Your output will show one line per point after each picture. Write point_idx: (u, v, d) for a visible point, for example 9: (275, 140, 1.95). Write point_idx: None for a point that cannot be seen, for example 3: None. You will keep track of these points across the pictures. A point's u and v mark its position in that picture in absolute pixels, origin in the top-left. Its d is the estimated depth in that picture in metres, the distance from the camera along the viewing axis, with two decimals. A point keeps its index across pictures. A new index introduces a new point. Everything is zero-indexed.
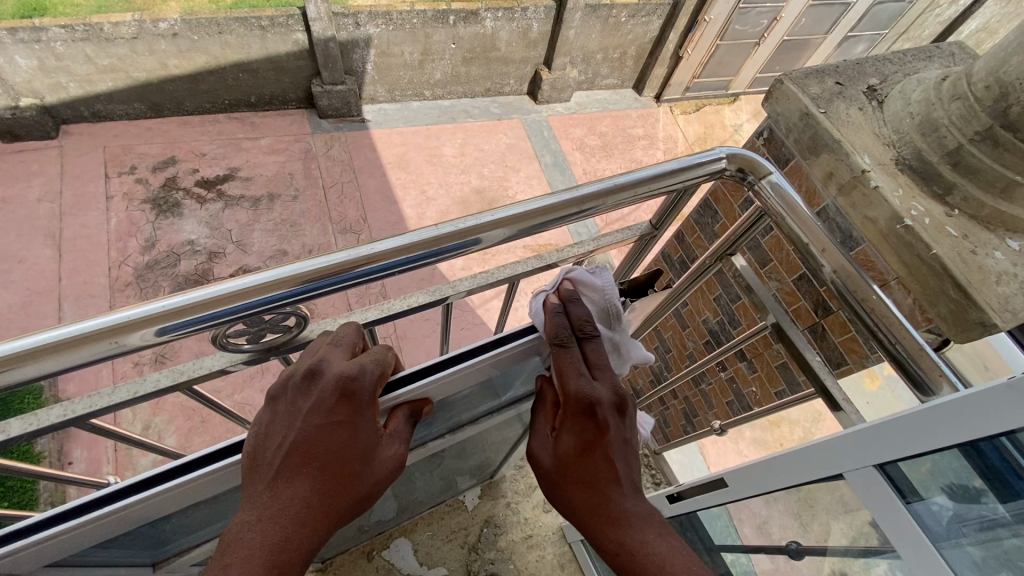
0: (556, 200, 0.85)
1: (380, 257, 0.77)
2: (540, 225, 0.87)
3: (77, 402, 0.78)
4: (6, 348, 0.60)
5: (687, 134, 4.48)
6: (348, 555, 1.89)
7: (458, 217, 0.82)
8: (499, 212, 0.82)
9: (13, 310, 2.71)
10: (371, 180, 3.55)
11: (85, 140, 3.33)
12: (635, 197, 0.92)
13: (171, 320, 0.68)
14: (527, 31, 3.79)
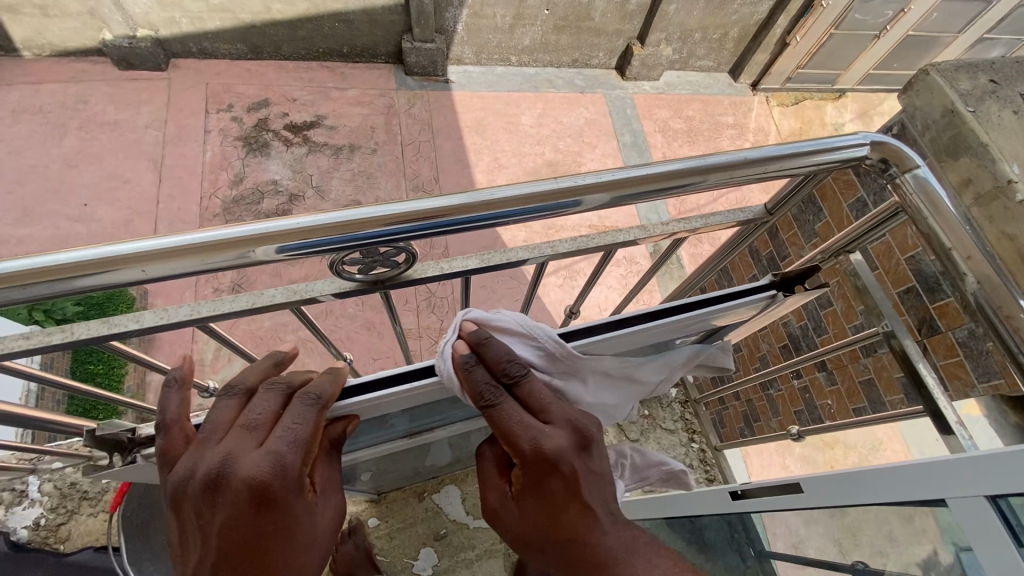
0: (676, 169, 0.83)
1: (496, 205, 0.80)
2: (652, 193, 0.85)
3: (201, 305, 0.91)
4: (154, 244, 0.70)
5: (781, 128, 4.17)
6: (402, 492, 1.94)
7: (576, 174, 0.82)
8: (615, 174, 0.82)
9: (118, 224, 3.00)
10: (447, 142, 3.58)
11: (191, 74, 3.55)
12: (759, 176, 0.88)
13: (287, 241, 0.75)
14: (624, 2, 3.62)
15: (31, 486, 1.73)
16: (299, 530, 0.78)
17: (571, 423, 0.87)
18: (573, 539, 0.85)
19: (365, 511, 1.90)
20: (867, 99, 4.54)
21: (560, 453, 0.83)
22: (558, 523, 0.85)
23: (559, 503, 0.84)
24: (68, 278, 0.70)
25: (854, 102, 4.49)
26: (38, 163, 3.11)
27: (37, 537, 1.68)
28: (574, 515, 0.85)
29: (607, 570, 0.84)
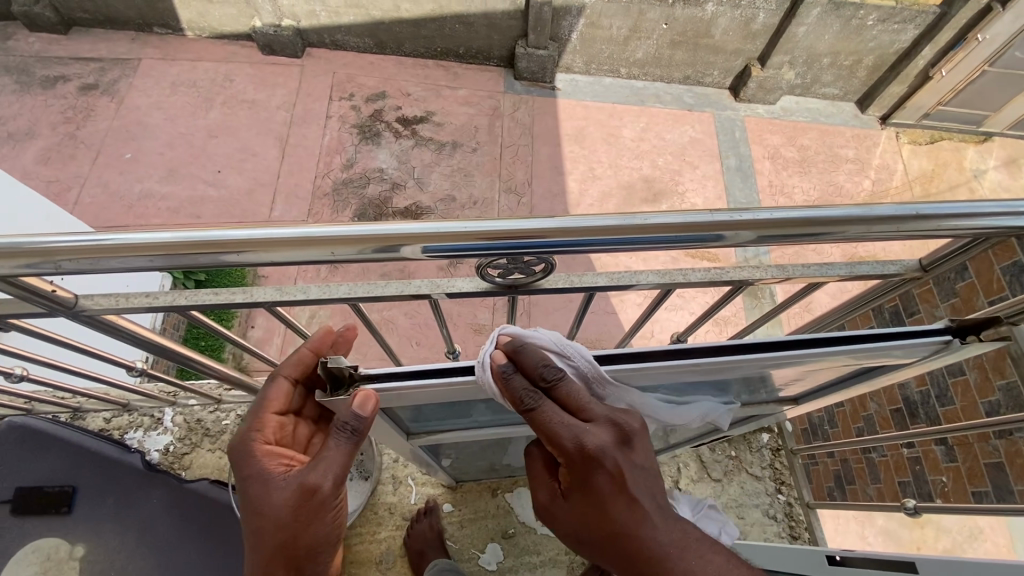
0: (839, 215, 0.76)
1: (645, 231, 0.76)
2: (803, 236, 0.79)
3: (358, 286, 0.94)
4: (307, 232, 0.72)
5: (910, 168, 3.77)
6: (475, 484, 1.87)
7: (732, 208, 0.77)
8: (772, 214, 0.76)
9: (243, 192, 3.34)
10: (545, 148, 3.62)
11: (322, 63, 3.87)
12: (928, 233, 0.79)
13: (433, 242, 0.75)
14: (750, 21, 3.46)
15: (166, 416, 1.81)
16: (255, 500, 0.95)
17: (609, 423, 0.87)
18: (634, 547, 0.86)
19: (440, 496, 1.84)
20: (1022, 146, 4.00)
21: (607, 460, 0.85)
22: (614, 524, 0.87)
23: (610, 509, 0.87)
24: (243, 251, 0.73)
25: (1004, 148, 3.98)
26: (186, 131, 3.54)
27: (165, 462, 1.73)
28: (627, 519, 0.87)
29: (661, 565, 0.86)
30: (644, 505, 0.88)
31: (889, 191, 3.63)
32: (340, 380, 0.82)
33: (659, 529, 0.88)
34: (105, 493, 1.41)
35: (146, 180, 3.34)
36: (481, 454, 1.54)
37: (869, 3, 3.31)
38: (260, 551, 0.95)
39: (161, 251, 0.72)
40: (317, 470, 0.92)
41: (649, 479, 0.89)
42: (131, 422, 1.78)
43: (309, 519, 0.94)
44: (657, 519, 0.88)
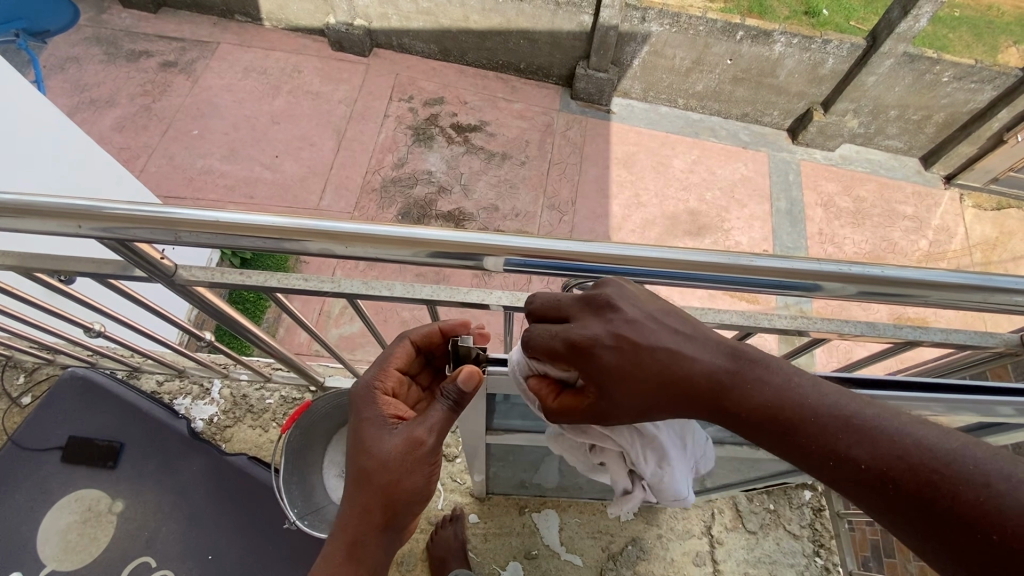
0: (955, 280, 0.73)
1: (743, 270, 0.75)
2: (912, 296, 0.76)
3: (440, 290, 0.92)
4: (393, 232, 0.73)
5: (972, 232, 3.61)
6: (505, 499, 1.83)
7: (834, 259, 0.74)
8: (883, 271, 0.73)
9: (296, 179, 3.46)
10: (593, 169, 3.62)
11: (386, 64, 3.99)
12: None
13: (517, 256, 0.75)
14: (818, 65, 3.41)
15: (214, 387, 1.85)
16: (368, 442, 0.87)
17: (586, 301, 0.74)
18: (700, 387, 0.71)
19: (467, 506, 1.82)
20: None
21: (603, 339, 0.71)
22: (684, 376, 0.71)
23: (651, 365, 0.71)
24: (348, 244, 0.75)
25: None
26: (250, 115, 3.69)
27: (208, 432, 1.78)
28: (666, 363, 0.71)
29: (744, 398, 0.70)
30: (665, 338, 0.73)
31: (947, 254, 3.48)
32: (462, 356, 0.89)
33: (706, 351, 0.72)
34: (147, 454, 1.45)
35: (208, 157, 3.49)
36: (517, 466, 1.54)
37: (945, 58, 3.24)
38: (359, 498, 0.86)
39: (272, 233, 0.75)
40: (426, 421, 0.86)
41: (672, 316, 0.75)
42: (181, 389, 1.83)
43: (417, 474, 0.86)
44: (696, 346, 0.72)
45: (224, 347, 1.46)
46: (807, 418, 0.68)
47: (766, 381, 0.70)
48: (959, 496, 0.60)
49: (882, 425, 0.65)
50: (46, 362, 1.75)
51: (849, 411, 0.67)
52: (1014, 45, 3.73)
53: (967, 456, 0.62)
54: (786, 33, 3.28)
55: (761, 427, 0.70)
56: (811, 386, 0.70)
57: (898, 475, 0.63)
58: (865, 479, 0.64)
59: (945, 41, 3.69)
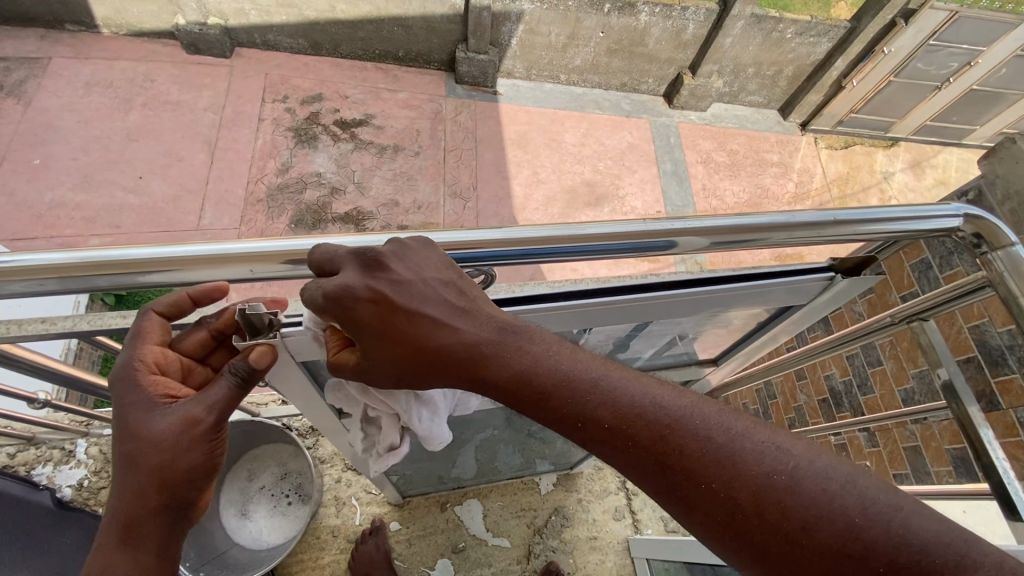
0: (768, 221, 0.82)
1: (585, 240, 0.80)
2: (740, 241, 0.84)
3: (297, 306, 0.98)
4: (206, 249, 0.68)
5: (828, 171, 4.07)
6: (425, 500, 1.88)
7: (669, 217, 0.82)
8: (704, 222, 0.81)
9: (166, 200, 3.12)
10: (489, 152, 3.62)
11: (252, 64, 3.69)
12: (846, 236, 0.86)
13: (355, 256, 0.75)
14: (682, 31, 3.63)
15: (79, 447, 1.67)
16: (134, 427, 0.77)
17: (354, 259, 0.70)
18: (460, 354, 0.73)
19: (387, 514, 1.84)
20: (922, 150, 4.36)
21: (359, 293, 0.67)
22: (458, 345, 0.72)
23: (402, 327, 0.71)
24: (149, 271, 0.68)
25: (907, 151, 4.33)
26: (99, 134, 3.26)
27: (79, 499, 1.60)
28: (427, 329, 0.72)
29: (529, 374, 0.72)
30: (434, 309, 0.73)
31: (810, 193, 3.89)
32: (257, 329, 0.78)
33: (479, 325, 0.74)
34: (7, 541, 1.25)
35: (54, 187, 3.05)
36: (431, 463, 1.58)
37: (787, 17, 3.57)
38: (130, 480, 0.78)
39: (53, 274, 0.66)
40: (204, 400, 0.78)
41: (451, 282, 0.75)
42: (38, 457, 1.63)
43: (195, 452, 0.79)
44: (466, 318, 0.74)
45: (69, 405, 1.31)
46: (558, 384, 0.71)
47: (527, 351, 0.73)
48: (689, 454, 0.67)
49: (624, 388, 0.71)
50: None
51: (597, 378, 0.72)
52: None
53: (702, 417, 0.69)
54: (649, 2, 3.44)
55: (517, 394, 0.72)
56: (564, 354, 0.74)
57: (637, 434, 0.69)
58: (611, 438, 0.70)
59: (786, 1, 4.08)
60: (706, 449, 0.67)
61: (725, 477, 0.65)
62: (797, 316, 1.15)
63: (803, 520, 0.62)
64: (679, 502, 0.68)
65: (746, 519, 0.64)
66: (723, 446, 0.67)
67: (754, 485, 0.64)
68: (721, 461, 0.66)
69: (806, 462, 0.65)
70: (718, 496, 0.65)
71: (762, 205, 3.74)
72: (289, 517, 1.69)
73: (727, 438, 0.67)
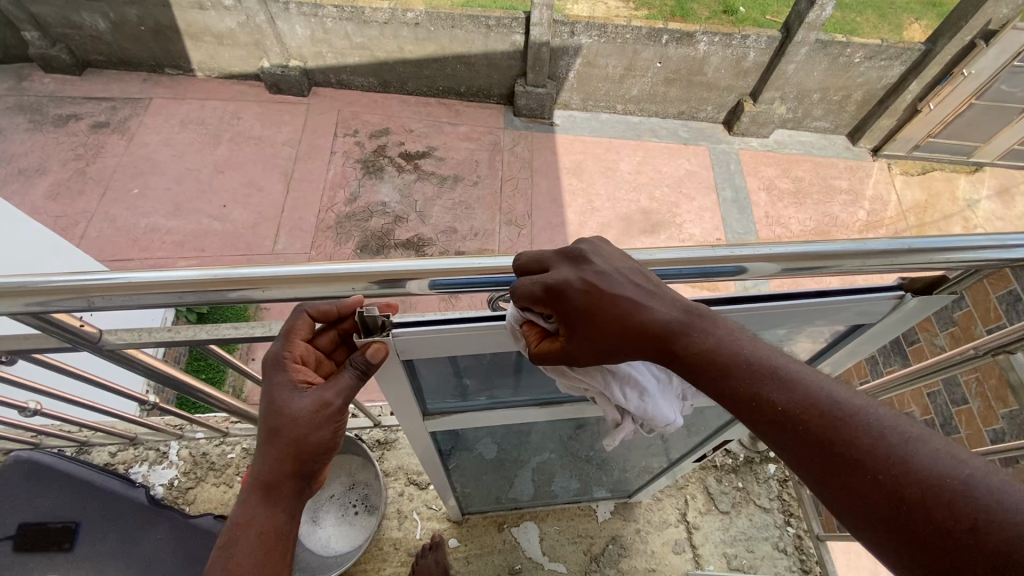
0: (839, 248, 0.79)
1: (650, 265, 0.80)
2: (808, 267, 0.82)
3: None
4: (313, 269, 0.74)
5: (903, 198, 3.84)
6: (482, 518, 1.91)
7: (734, 243, 0.81)
8: (772, 249, 0.80)
9: (247, 226, 3.39)
10: (544, 180, 3.69)
11: (327, 102, 3.99)
12: (923, 265, 0.82)
13: (442, 276, 0.77)
14: (741, 59, 3.60)
15: (171, 450, 1.83)
16: (280, 406, 0.84)
17: (562, 249, 0.75)
18: (650, 333, 0.71)
19: (445, 531, 1.87)
20: (1012, 175, 4.04)
21: (573, 278, 0.71)
22: (639, 330, 0.71)
23: (611, 306, 0.70)
24: (261, 288, 0.74)
25: (994, 177, 4.02)
26: (193, 167, 3.62)
27: (169, 497, 1.76)
28: (628, 307, 0.71)
29: (711, 361, 0.69)
30: (630, 290, 0.72)
31: (884, 221, 3.68)
32: (370, 330, 0.78)
33: (666, 306, 0.72)
34: (105, 529, 1.40)
35: (154, 214, 3.40)
36: (489, 480, 1.61)
37: (855, 41, 3.46)
38: (270, 450, 0.85)
39: (187, 287, 0.74)
40: (335, 387, 0.84)
41: (642, 269, 0.75)
42: (136, 456, 1.81)
43: (326, 430, 0.86)
44: (656, 299, 0.73)
45: (172, 409, 1.43)
46: (738, 364, 0.68)
47: (713, 334, 0.71)
48: (863, 447, 0.61)
49: (807, 376, 0.66)
50: None
51: (777, 364, 0.68)
52: (916, 22, 4.04)
53: (884, 415, 0.63)
54: (707, 33, 3.45)
55: (693, 370, 0.70)
56: (750, 341, 0.71)
57: (809, 421, 0.64)
58: (780, 423, 0.65)
59: (854, 25, 3.96)
60: (881, 445, 0.60)
61: (892, 470, 0.59)
62: (863, 339, 1.07)
63: (973, 523, 0.54)
64: (838, 494, 0.62)
65: (911, 519, 0.57)
66: (896, 444, 0.60)
67: (928, 485, 0.57)
68: (906, 468, 0.59)
69: (985, 472, 0.57)
70: (881, 489, 0.59)
71: (830, 234, 3.57)
72: (355, 526, 1.74)
73: (901, 439, 0.61)
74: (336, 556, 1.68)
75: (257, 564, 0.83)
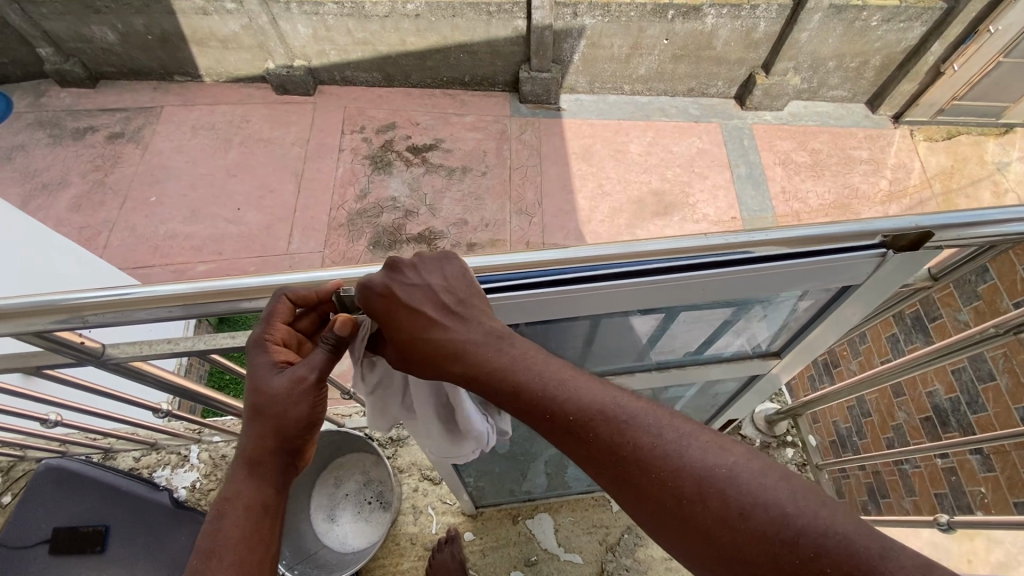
0: (840, 231, 0.81)
1: (642, 257, 0.82)
2: (811, 252, 0.83)
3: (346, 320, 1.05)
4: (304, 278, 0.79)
5: (927, 165, 3.70)
6: (497, 511, 1.94)
7: (729, 232, 0.82)
8: (768, 236, 0.81)
9: (261, 228, 3.44)
10: (553, 167, 3.65)
11: (333, 100, 3.99)
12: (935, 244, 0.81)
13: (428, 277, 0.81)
14: (752, 31, 3.47)
15: (192, 453, 1.92)
16: (255, 390, 0.79)
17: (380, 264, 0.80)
18: (452, 349, 0.76)
19: (461, 524, 1.91)
20: None
21: (373, 288, 0.76)
22: (450, 343, 0.76)
23: (404, 315, 0.77)
24: (255, 298, 0.79)
25: None
26: (206, 172, 3.67)
27: (192, 498, 1.83)
28: (433, 328, 0.77)
29: (524, 384, 0.73)
30: (429, 306, 0.78)
31: (907, 190, 3.57)
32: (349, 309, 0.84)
33: (472, 326, 0.77)
34: (133, 538, 1.47)
35: (170, 221, 3.47)
36: (499, 474, 1.65)
37: (871, 4, 3.29)
38: (260, 436, 0.81)
39: (178, 301, 0.76)
40: (310, 360, 0.80)
41: (454, 291, 0.79)
42: (159, 460, 1.89)
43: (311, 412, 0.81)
44: (461, 323, 0.78)
45: (185, 415, 1.47)
46: (537, 390, 0.73)
47: (506, 351, 0.76)
48: (648, 459, 0.69)
49: (586, 392, 0.73)
50: (16, 459, 1.73)
51: (564, 381, 0.75)
52: None
53: (654, 423, 0.71)
54: (715, 5, 3.32)
55: (509, 392, 0.74)
56: (542, 358, 0.76)
57: (602, 440, 0.71)
58: (585, 446, 0.71)
59: None
60: (669, 459, 0.68)
61: (671, 468, 0.68)
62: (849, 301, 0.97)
63: (742, 505, 0.64)
64: (648, 509, 0.69)
65: (703, 524, 0.65)
66: (672, 442, 0.69)
67: (698, 475, 0.66)
68: (688, 478, 0.67)
69: (741, 464, 0.67)
70: (666, 486, 0.67)
71: (849, 207, 3.49)
72: (371, 523, 1.78)
73: (675, 436, 0.70)
74: (354, 552, 1.72)
75: (245, 539, 0.79)
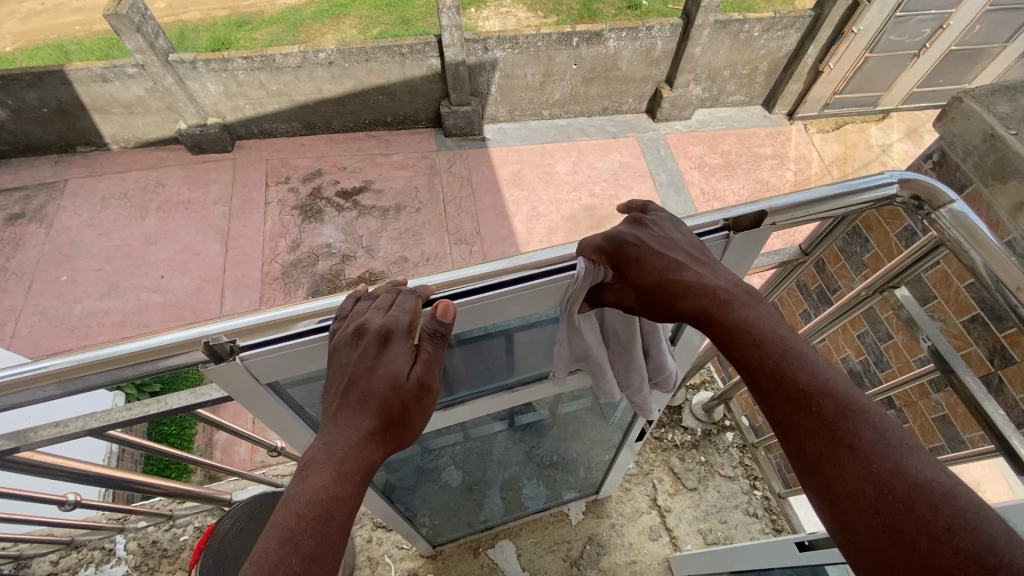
0: (698, 224, 0.75)
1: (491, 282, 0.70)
2: None
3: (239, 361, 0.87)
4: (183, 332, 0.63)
5: (824, 154, 4.06)
6: (456, 547, 1.82)
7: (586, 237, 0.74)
8: None
9: (188, 294, 3.27)
10: (486, 196, 3.72)
11: (253, 153, 3.90)
12: (790, 222, 0.77)
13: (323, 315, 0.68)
14: (651, 49, 3.74)
15: (118, 545, 1.74)
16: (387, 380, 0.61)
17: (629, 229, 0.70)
18: (686, 297, 0.62)
19: (421, 568, 1.80)
20: (917, 117, 4.33)
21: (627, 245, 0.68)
22: (691, 293, 0.62)
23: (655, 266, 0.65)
24: (140, 364, 0.64)
25: (901, 121, 4.30)
26: (122, 243, 3.46)
27: None
28: (671, 270, 0.64)
29: (757, 344, 0.58)
30: (680, 257, 0.66)
31: (811, 178, 3.89)
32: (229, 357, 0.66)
33: (717, 277, 0.64)
34: None
35: (86, 298, 3.23)
36: (454, 504, 1.60)
37: (751, 17, 3.64)
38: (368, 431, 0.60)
39: (53, 380, 0.62)
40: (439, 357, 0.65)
41: (700, 256, 0.67)
42: (80, 560, 1.69)
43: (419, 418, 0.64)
44: (706, 269, 0.65)
45: (99, 502, 1.31)
46: (771, 345, 0.58)
47: (752, 310, 0.61)
48: (873, 466, 0.50)
49: (825, 367, 0.57)
50: None
51: (806, 348, 0.58)
52: None
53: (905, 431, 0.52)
54: (614, 30, 3.57)
55: (730, 344, 0.59)
56: (784, 325, 0.60)
57: (823, 418, 0.54)
58: (797, 413, 0.55)
59: (749, 4, 4.32)
60: (915, 483, 0.49)
61: (896, 477, 0.50)
62: None
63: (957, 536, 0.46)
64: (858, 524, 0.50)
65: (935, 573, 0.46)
66: (901, 447, 0.51)
67: (915, 479, 0.49)
68: (933, 512, 0.47)
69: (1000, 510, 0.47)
70: (873, 483, 0.50)
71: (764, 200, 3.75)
72: None
73: (903, 447, 0.51)
74: None
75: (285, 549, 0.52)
